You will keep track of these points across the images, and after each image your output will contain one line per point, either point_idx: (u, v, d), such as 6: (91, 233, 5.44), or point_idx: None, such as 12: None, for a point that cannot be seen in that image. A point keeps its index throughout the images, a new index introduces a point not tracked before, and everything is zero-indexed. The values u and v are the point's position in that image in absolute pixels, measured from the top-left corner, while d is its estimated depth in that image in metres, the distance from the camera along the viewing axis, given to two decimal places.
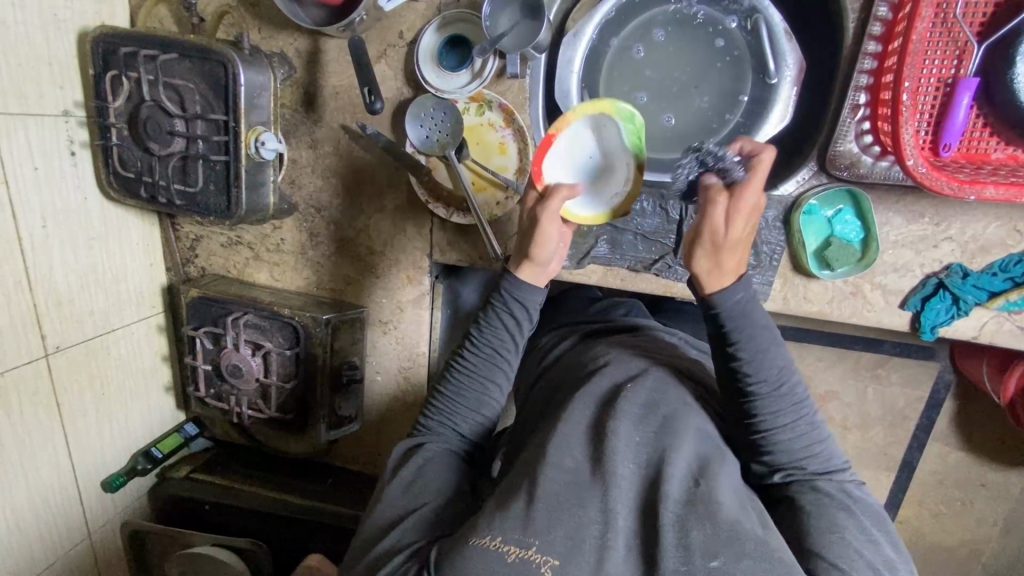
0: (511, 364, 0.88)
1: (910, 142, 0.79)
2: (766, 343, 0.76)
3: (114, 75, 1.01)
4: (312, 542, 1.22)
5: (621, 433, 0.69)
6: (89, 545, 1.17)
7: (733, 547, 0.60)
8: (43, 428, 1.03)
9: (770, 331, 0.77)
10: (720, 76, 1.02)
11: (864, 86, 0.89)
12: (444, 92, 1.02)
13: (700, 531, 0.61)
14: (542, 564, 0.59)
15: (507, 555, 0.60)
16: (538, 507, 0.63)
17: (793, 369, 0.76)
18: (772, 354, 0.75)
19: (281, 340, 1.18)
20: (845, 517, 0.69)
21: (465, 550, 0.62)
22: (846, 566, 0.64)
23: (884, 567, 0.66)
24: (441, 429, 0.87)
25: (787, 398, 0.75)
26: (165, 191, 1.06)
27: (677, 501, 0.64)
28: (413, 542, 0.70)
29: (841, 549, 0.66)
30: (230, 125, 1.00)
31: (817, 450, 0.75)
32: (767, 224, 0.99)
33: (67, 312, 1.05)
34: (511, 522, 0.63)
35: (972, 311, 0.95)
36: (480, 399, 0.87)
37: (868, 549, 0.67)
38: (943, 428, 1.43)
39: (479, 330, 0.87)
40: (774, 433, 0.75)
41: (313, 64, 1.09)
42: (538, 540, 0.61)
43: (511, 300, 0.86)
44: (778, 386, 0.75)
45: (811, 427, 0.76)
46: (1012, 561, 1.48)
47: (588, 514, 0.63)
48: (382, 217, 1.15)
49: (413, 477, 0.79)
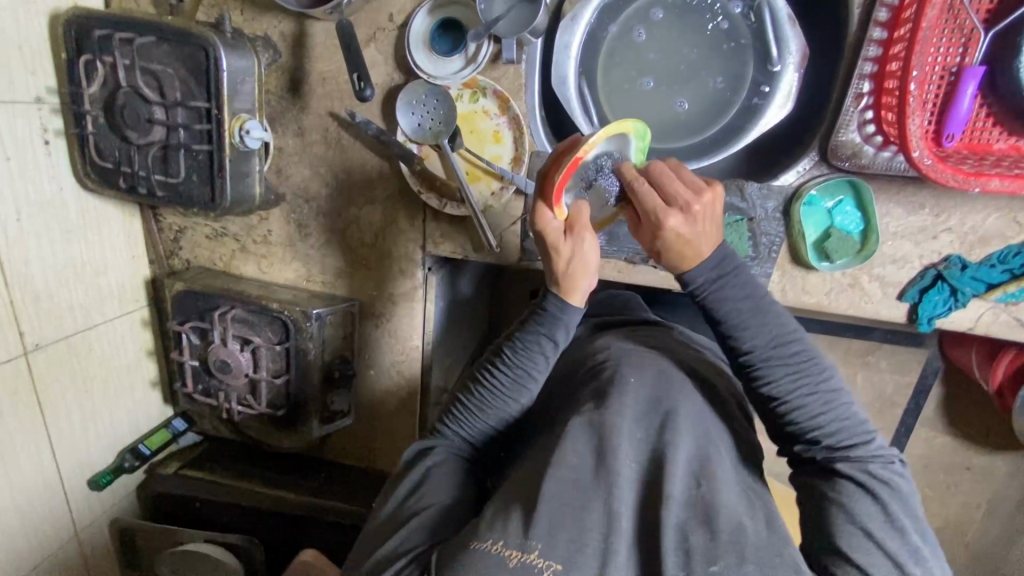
0: (537, 385, 0.83)
1: (916, 134, 0.77)
2: (753, 314, 0.75)
3: (88, 60, 0.96)
4: (305, 537, 1.20)
5: (624, 431, 0.69)
6: (77, 544, 1.15)
7: (735, 551, 0.60)
8: (25, 428, 1.01)
9: (756, 299, 0.76)
10: (721, 63, 0.99)
11: (868, 74, 0.87)
12: (437, 78, 0.99)
13: (700, 536, 0.61)
14: (543, 569, 0.59)
15: (509, 559, 0.59)
16: (539, 510, 0.63)
17: (795, 343, 0.75)
18: (760, 324, 0.75)
19: (271, 335, 1.16)
20: (863, 503, 0.69)
21: (468, 554, 0.61)
22: (863, 563, 0.65)
23: (908, 555, 0.66)
24: (456, 437, 0.85)
25: (790, 371, 0.74)
26: (145, 182, 1.02)
27: (679, 503, 0.64)
28: (413, 548, 0.69)
29: (860, 545, 0.66)
30: (212, 113, 0.96)
31: (832, 421, 0.73)
32: (767, 216, 0.98)
33: (46, 308, 1.01)
34: (512, 526, 0.62)
35: (970, 303, 0.95)
36: (500, 415, 0.83)
37: (890, 538, 0.67)
38: (932, 415, 1.45)
39: (512, 349, 0.82)
40: (782, 406, 0.75)
41: (298, 47, 1.04)
42: (540, 544, 0.60)
43: (552, 324, 0.80)
44: (772, 357, 0.75)
45: (824, 397, 0.74)
46: (993, 542, 1.51)
47: (590, 518, 0.63)
48: (373, 208, 1.12)
49: (421, 480, 0.79)
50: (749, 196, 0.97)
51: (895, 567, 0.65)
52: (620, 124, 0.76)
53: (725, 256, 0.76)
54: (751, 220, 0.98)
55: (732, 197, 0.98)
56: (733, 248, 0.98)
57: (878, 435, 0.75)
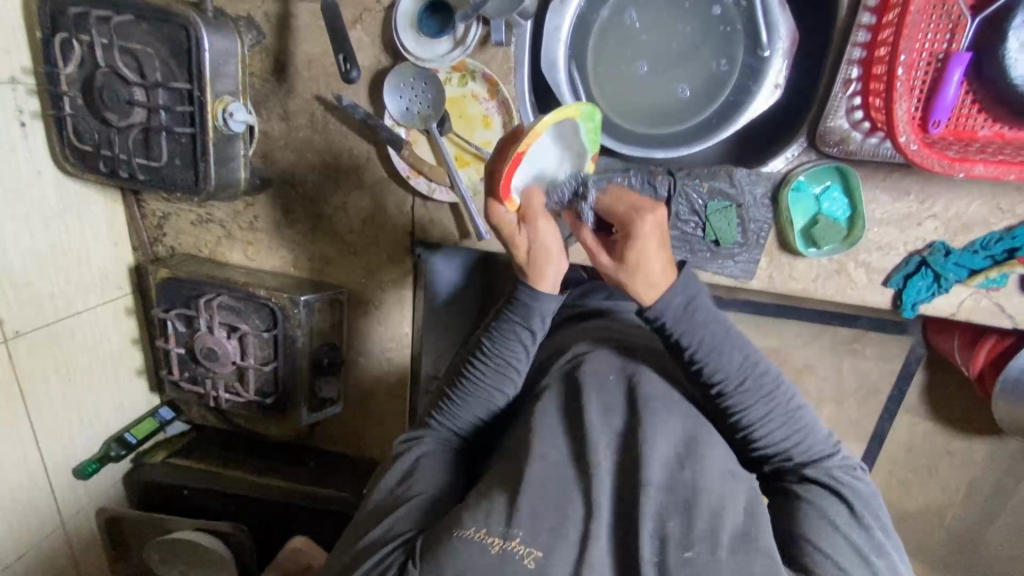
0: (520, 373, 0.84)
1: (903, 118, 0.77)
2: (722, 339, 0.76)
3: (64, 39, 0.93)
4: (296, 524, 1.21)
5: (598, 425, 0.70)
6: (62, 535, 1.14)
7: (708, 540, 0.61)
8: (6, 418, 0.99)
9: (724, 325, 0.77)
10: (710, 48, 0.98)
11: (857, 60, 0.87)
12: (424, 61, 0.97)
13: (678, 522, 0.62)
14: (525, 556, 0.60)
15: (491, 546, 0.61)
16: (523, 498, 0.64)
17: (748, 362, 0.76)
18: (728, 349, 0.76)
19: (258, 322, 1.15)
20: (827, 497, 0.72)
21: (449, 541, 0.62)
22: (832, 552, 0.67)
23: (871, 547, 0.69)
24: (443, 429, 0.85)
25: (756, 394, 0.76)
26: (126, 165, 1.00)
27: (660, 489, 0.65)
28: (402, 532, 0.70)
29: (826, 535, 0.68)
30: (194, 94, 0.94)
31: (798, 436, 0.76)
32: (755, 202, 0.98)
33: (26, 293, 0.99)
34: (495, 515, 0.63)
35: (952, 289, 0.96)
36: (485, 405, 0.84)
37: (856, 533, 0.69)
38: (913, 400, 1.47)
39: (491, 340, 0.83)
40: (748, 428, 0.77)
41: (283, 28, 1.02)
42: (522, 532, 0.62)
43: (529, 312, 0.81)
44: (730, 375, 0.76)
45: (789, 415, 0.76)
46: (971, 524, 1.55)
47: (573, 508, 0.64)
48: (361, 193, 1.11)
49: (411, 469, 0.80)
50: (737, 180, 0.97)
51: (861, 557, 0.68)
52: (567, 110, 0.75)
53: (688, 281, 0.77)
54: (740, 207, 0.98)
55: (720, 182, 0.98)
56: (722, 235, 0.99)
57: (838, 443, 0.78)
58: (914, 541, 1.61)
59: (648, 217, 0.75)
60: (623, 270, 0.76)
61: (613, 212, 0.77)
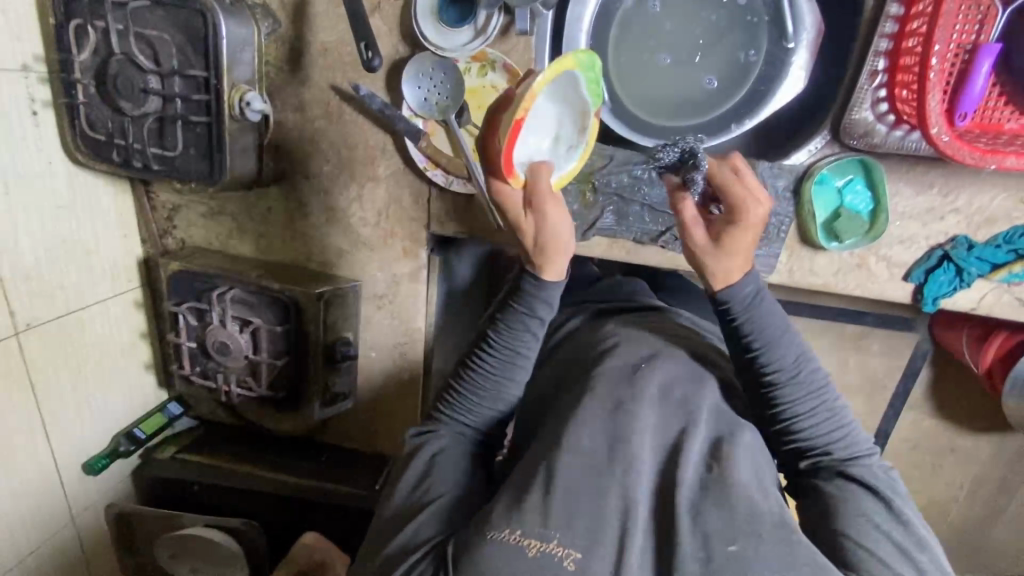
0: (529, 364, 0.84)
1: (936, 111, 0.77)
2: (769, 326, 0.78)
3: (78, 26, 0.91)
4: (309, 519, 1.20)
5: (641, 417, 0.69)
6: (72, 532, 1.12)
7: (752, 532, 0.61)
8: (18, 414, 0.98)
9: (781, 318, 0.79)
10: (734, 39, 0.97)
11: (883, 51, 0.86)
12: (444, 50, 0.96)
13: (718, 516, 0.62)
14: (564, 558, 0.60)
15: (528, 549, 0.60)
16: (556, 496, 0.63)
17: (799, 354, 0.78)
18: (785, 340, 0.78)
19: (270, 317, 1.14)
20: (866, 493, 0.71)
21: (483, 544, 0.61)
22: (868, 541, 0.65)
23: (913, 545, 0.66)
24: (454, 423, 0.84)
25: (804, 383, 0.77)
26: (140, 155, 0.98)
27: (693, 486, 0.65)
28: (430, 538, 0.68)
29: (863, 526, 0.67)
30: (211, 82, 0.92)
31: (840, 433, 0.76)
32: (777, 195, 0.98)
33: (38, 285, 0.97)
34: (528, 512, 0.62)
35: (974, 283, 0.96)
36: (496, 398, 0.83)
37: (897, 531, 0.67)
38: (922, 396, 1.47)
39: (498, 331, 0.82)
40: (789, 417, 0.77)
41: (300, 16, 1.00)
42: (559, 534, 0.61)
43: (535, 301, 0.82)
44: (780, 362, 0.77)
45: (832, 408, 0.77)
46: (977, 520, 1.56)
47: (607, 504, 0.63)
48: (376, 185, 1.09)
49: (427, 470, 0.78)
50: (760, 174, 0.96)
51: (900, 550, 0.65)
52: (562, 63, 0.73)
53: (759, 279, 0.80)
54: None
55: None
56: None
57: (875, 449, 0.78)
58: None
59: (762, 206, 0.77)
60: (710, 247, 0.79)
61: (727, 188, 0.78)
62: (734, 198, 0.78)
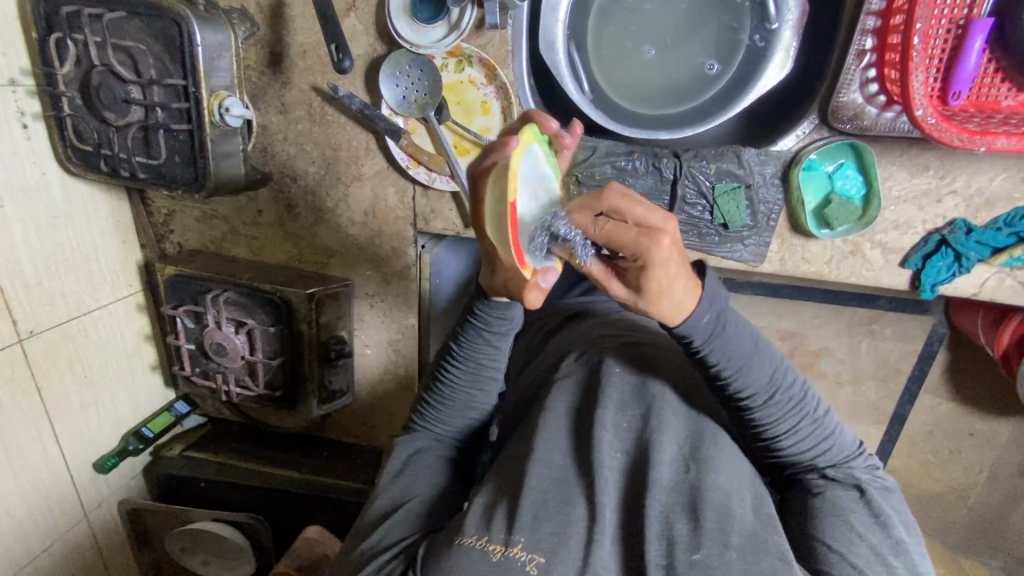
0: (495, 373, 0.85)
1: (920, 91, 0.74)
2: (749, 354, 0.71)
3: (59, 39, 0.93)
4: (313, 514, 1.23)
5: (609, 423, 0.70)
6: (87, 528, 1.17)
7: (717, 539, 0.61)
8: (27, 420, 1.02)
9: (750, 337, 0.71)
10: (719, 22, 0.94)
11: (871, 29, 0.82)
12: (418, 47, 0.94)
13: (684, 524, 0.62)
14: (527, 563, 0.60)
15: (494, 554, 0.60)
16: (523, 505, 0.64)
17: (774, 378, 0.72)
18: (756, 362, 0.71)
19: (264, 317, 1.16)
20: (852, 500, 0.70)
21: (449, 552, 0.62)
22: (846, 551, 0.66)
23: (890, 547, 0.68)
24: (431, 430, 0.87)
25: (784, 403, 0.72)
26: (126, 164, 1.00)
27: (663, 489, 0.65)
28: (397, 542, 0.72)
29: (842, 532, 0.67)
30: (190, 90, 0.93)
31: (824, 442, 0.73)
32: (765, 181, 0.95)
33: (38, 295, 1.00)
34: (498, 522, 0.64)
35: (974, 268, 0.92)
36: (467, 407, 0.86)
37: (875, 535, 0.68)
38: (934, 381, 1.43)
39: (460, 345, 0.83)
40: (775, 439, 0.74)
41: (276, 19, 1.00)
42: (523, 538, 0.62)
43: (491, 318, 0.80)
44: (765, 395, 0.72)
45: (815, 421, 0.73)
46: (996, 506, 1.51)
47: (575, 511, 0.64)
48: (362, 185, 1.10)
49: (402, 469, 0.82)
50: (746, 161, 0.94)
51: (878, 556, 0.66)
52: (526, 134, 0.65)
53: (715, 294, 0.69)
54: (749, 188, 0.95)
55: (728, 162, 0.95)
56: (730, 217, 0.96)
57: (859, 442, 0.77)
58: (937, 523, 1.57)
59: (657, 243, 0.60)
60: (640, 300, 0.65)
61: (616, 241, 0.61)
62: (630, 246, 0.60)
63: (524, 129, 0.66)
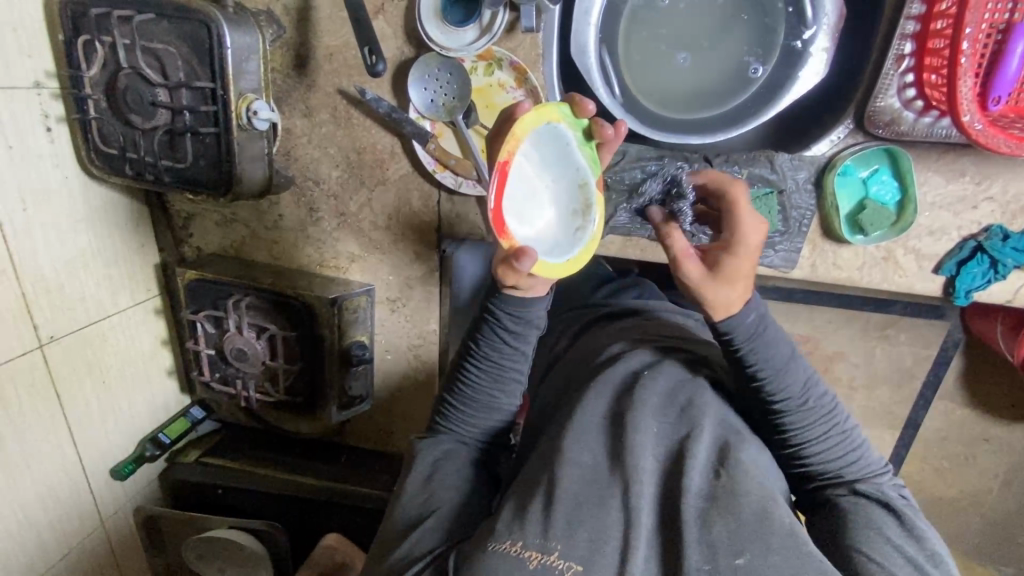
0: (517, 373, 0.84)
1: (968, 97, 0.73)
2: (787, 359, 0.73)
3: (87, 40, 0.92)
4: (330, 522, 1.21)
5: (643, 427, 0.68)
6: (103, 533, 1.16)
7: (760, 543, 0.60)
8: (45, 425, 1.00)
9: (787, 343, 0.74)
10: (756, 27, 0.93)
11: (910, 34, 0.82)
12: (448, 50, 0.94)
13: (723, 525, 0.61)
14: (564, 570, 0.59)
15: (528, 561, 0.60)
16: (556, 510, 0.63)
17: (808, 384, 0.73)
18: (793, 368, 0.73)
19: (284, 322, 1.15)
20: (879, 512, 0.68)
21: (482, 556, 0.61)
22: (885, 561, 0.63)
23: (925, 558, 0.65)
24: (455, 432, 0.85)
25: (815, 407, 0.73)
26: (152, 168, 0.99)
27: (699, 495, 0.63)
28: (430, 550, 0.70)
29: (875, 539, 0.66)
30: (218, 93, 0.92)
31: (852, 454, 0.73)
32: (797, 187, 0.94)
33: (58, 298, 0.99)
34: (529, 526, 0.62)
35: (1008, 275, 0.92)
36: (490, 407, 0.84)
37: (909, 544, 0.66)
38: (951, 388, 1.41)
39: (478, 344, 0.82)
40: (804, 443, 0.73)
41: (304, 23, 0.99)
42: (561, 546, 0.61)
43: (511, 316, 0.80)
44: (802, 398, 0.72)
45: (844, 432, 0.74)
46: (1012, 513, 1.50)
47: (608, 515, 0.63)
48: (386, 189, 1.08)
49: (431, 473, 0.79)
50: (779, 166, 0.93)
51: (914, 565, 0.64)
52: (544, 109, 0.72)
53: (760, 308, 0.74)
54: (781, 193, 0.94)
55: (762, 167, 0.94)
56: None
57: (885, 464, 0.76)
58: (952, 531, 1.56)
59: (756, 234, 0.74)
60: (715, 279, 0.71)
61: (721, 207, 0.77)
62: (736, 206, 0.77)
63: (546, 105, 0.73)
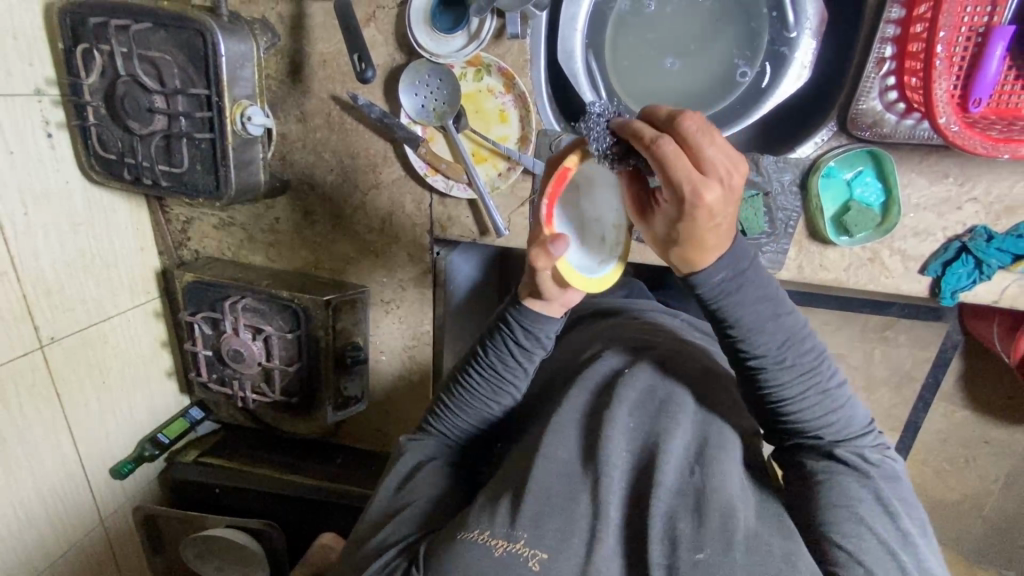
0: (516, 387, 0.84)
1: (943, 100, 0.74)
2: (767, 317, 0.69)
3: (86, 49, 0.95)
4: (324, 521, 1.23)
5: (618, 421, 0.70)
6: (103, 532, 1.18)
7: (721, 540, 0.59)
8: (47, 425, 1.03)
9: (770, 300, 0.70)
10: (740, 32, 0.95)
11: (890, 38, 0.83)
12: (439, 56, 0.96)
13: (688, 522, 0.61)
14: (529, 558, 0.60)
15: (494, 549, 0.61)
16: (527, 503, 0.64)
17: (790, 342, 0.70)
18: (773, 326, 0.69)
19: (281, 323, 1.17)
20: (855, 481, 0.68)
21: (451, 546, 0.63)
22: (857, 551, 0.63)
23: (898, 540, 0.65)
24: (442, 433, 0.86)
25: (796, 368, 0.70)
26: (149, 172, 1.01)
27: (670, 489, 0.64)
28: (399, 540, 0.72)
29: (849, 523, 0.65)
30: (212, 99, 0.95)
31: (832, 414, 0.71)
32: (783, 189, 0.95)
33: (59, 300, 1.01)
34: (499, 517, 0.64)
35: (995, 276, 0.92)
36: (480, 415, 0.85)
37: (884, 526, 0.65)
38: (949, 389, 1.41)
39: (485, 352, 0.83)
40: (782, 403, 0.72)
41: (297, 30, 1.02)
42: (526, 534, 0.62)
43: (522, 330, 0.80)
44: (780, 358, 0.70)
45: (826, 391, 0.71)
46: (1013, 515, 1.49)
47: (578, 507, 0.64)
48: (379, 192, 1.10)
49: (410, 473, 0.81)
50: (765, 169, 0.94)
51: (886, 549, 0.64)
52: None
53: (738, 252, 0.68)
54: (767, 195, 0.95)
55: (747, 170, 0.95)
56: (748, 224, 0.96)
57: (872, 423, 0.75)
58: (953, 533, 1.55)
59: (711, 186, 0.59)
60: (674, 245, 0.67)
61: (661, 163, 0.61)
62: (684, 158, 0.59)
63: None
